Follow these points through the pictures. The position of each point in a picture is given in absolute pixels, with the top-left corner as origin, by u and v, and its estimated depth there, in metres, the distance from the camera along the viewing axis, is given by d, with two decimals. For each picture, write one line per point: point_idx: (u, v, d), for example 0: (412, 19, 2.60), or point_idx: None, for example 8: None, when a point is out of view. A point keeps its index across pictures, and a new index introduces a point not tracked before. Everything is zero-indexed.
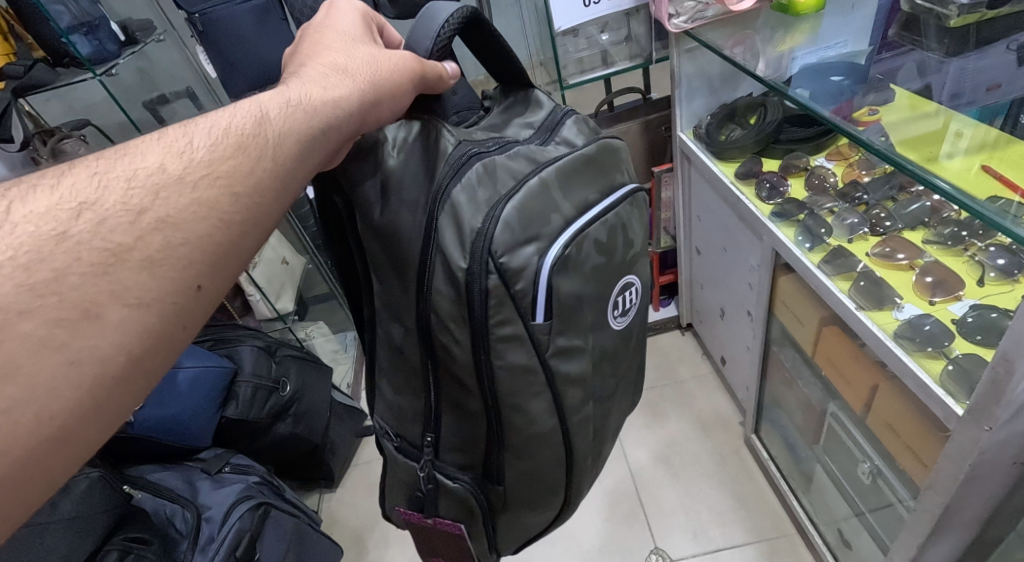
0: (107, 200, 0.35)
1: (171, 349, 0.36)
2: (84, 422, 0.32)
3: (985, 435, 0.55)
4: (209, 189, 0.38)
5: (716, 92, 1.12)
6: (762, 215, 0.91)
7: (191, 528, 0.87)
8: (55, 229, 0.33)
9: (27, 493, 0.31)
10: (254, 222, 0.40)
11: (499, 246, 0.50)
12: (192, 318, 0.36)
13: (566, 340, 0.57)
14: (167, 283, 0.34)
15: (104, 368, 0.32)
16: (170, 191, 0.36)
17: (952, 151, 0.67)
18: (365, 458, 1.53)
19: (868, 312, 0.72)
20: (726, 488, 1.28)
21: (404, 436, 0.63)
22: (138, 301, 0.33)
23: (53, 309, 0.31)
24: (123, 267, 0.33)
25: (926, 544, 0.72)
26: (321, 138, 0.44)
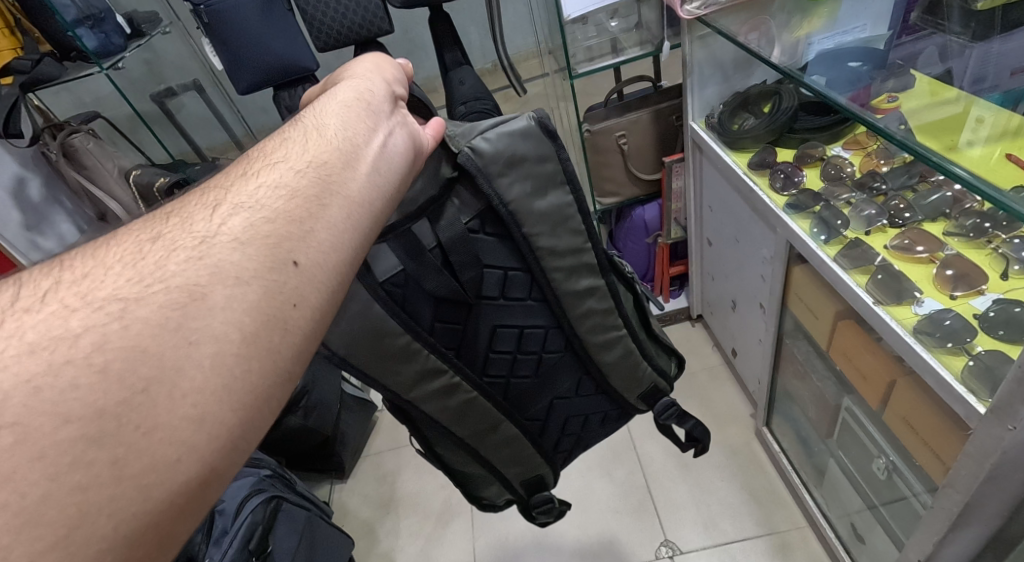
0: (189, 205, 0.41)
1: (287, 328, 0.37)
2: (220, 401, 0.33)
3: (1010, 433, 0.54)
4: (273, 173, 0.43)
5: (729, 80, 1.09)
6: (776, 207, 0.89)
7: (204, 520, 0.86)
8: (149, 235, 0.38)
9: (186, 472, 0.32)
10: (337, 184, 0.44)
11: None
12: (300, 294, 0.39)
13: None
14: (261, 261, 0.38)
15: (221, 346, 0.34)
16: (239, 185, 0.42)
17: (972, 139, 0.64)
18: (376, 448, 1.54)
19: (885, 307, 0.71)
20: (738, 481, 1.27)
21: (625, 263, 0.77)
22: (237, 279, 0.37)
23: (163, 295, 0.34)
24: (215, 249, 0.37)
25: (944, 541, 0.71)
26: (361, 111, 0.50)
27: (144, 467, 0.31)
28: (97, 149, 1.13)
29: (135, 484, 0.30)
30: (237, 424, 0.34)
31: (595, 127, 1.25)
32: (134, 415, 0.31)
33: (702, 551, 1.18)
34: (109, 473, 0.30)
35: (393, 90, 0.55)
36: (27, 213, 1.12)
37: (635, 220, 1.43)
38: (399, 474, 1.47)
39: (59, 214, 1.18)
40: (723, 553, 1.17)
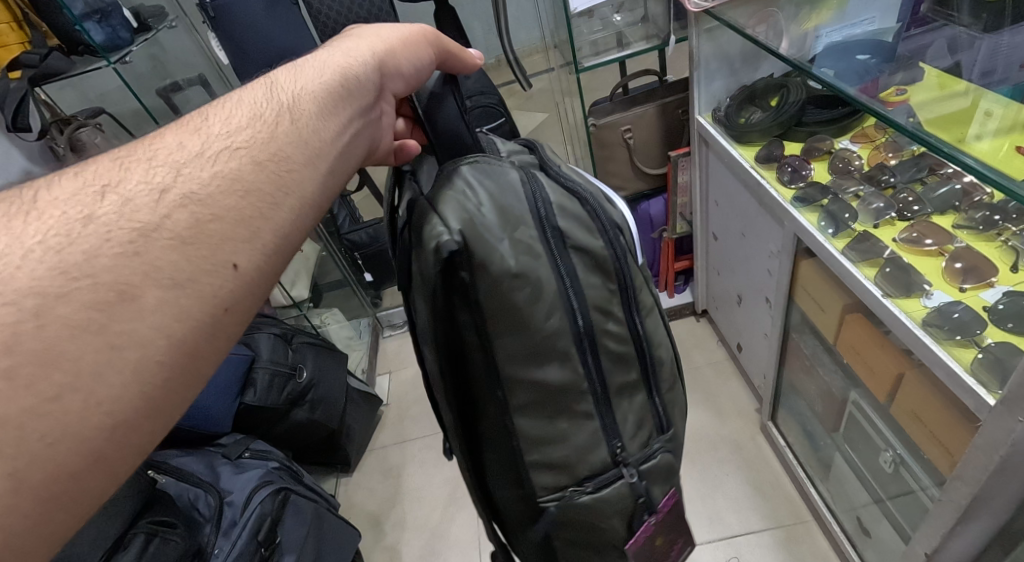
0: (129, 180, 0.35)
1: (216, 334, 0.34)
2: (136, 411, 0.30)
3: (1019, 425, 0.54)
4: (231, 159, 0.38)
5: (736, 73, 1.09)
6: (784, 201, 0.89)
7: (213, 512, 0.88)
8: (80, 212, 0.33)
9: (87, 485, 0.29)
10: (295, 186, 0.40)
11: (604, 216, 0.54)
12: (233, 299, 0.35)
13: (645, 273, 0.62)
14: (200, 263, 0.34)
15: (146, 352, 0.31)
16: (192, 166, 0.37)
17: (981, 132, 0.64)
18: (381, 442, 1.55)
19: (895, 300, 0.70)
20: (743, 475, 1.27)
21: (590, 464, 0.60)
22: (172, 282, 0.32)
23: (88, 292, 0.30)
24: (152, 246, 0.33)
25: (950, 534, 0.72)
26: (338, 98, 0.45)
27: (45, 479, 0.28)
28: (103, 143, 1.14)
29: (34, 496, 0.28)
30: (154, 431, 0.32)
31: (600, 121, 1.25)
32: (39, 425, 0.28)
33: (707, 545, 1.19)
34: (5, 485, 0.27)
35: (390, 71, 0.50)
36: None
37: (640, 215, 1.43)
38: (405, 468, 1.48)
39: None
40: (728, 546, 1.18)
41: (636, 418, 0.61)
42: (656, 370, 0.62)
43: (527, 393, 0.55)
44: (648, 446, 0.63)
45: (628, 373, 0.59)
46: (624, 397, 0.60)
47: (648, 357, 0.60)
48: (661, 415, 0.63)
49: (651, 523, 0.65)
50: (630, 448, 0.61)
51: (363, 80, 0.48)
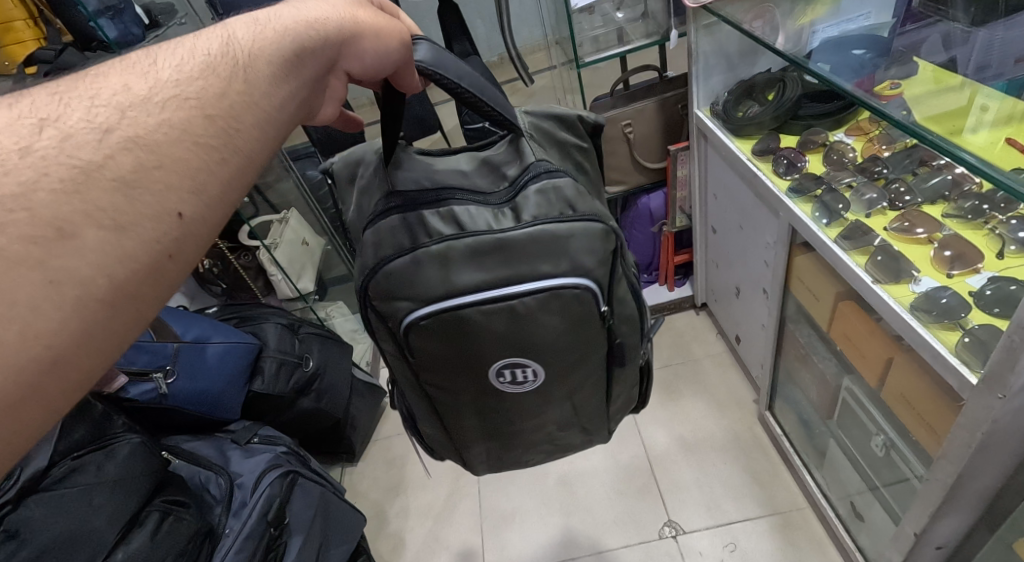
0: (70, 115, 0.33)
1: (160, 281, 0.33)
2: (73, 344, 0.30)
3: (1000, 402, 0.56)
4: (179, 110, 0.35)
5: (733, 69, 1.11)
6: (780, 192, 0.91)
7: (224, 493, 0.91)
8: (16, 143, 0.31)
9: (26, 412, 0.30)
10: (244, 147, 0.37)
11: (376, 287, 0.55)
12: (180, 244, 0.34)
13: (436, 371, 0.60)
14: (143, 207, 0.32)
15: (85, 291, 0.30)
16: (139, 110, 0.34)
17: (978, 123, 0.67)
18: (385, 433, 1.57)
19: (884, 286, 0.73)
20: (740, 463, 1.30)
21: None
22: (113, 224, 0.32)
23: (25, 225, 0.29)
24: (94, 184, 0.32)
25: (938, 513, 0.75)
26: (291, 65, 0.41)
27: None
28: None
29: None
30: (94, 369, 0.32)
31: (601, 116, 1.27)
32: None
33: (705, 531, 1.21)
34: None
35: (360, 41, 0.46)
36: None
37: (640, 208, 1.45)
38: (409, 457, 1.51)
39: None
40: (724, 533, 1.20)
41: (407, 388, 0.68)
42: (408, 388, 0.65)
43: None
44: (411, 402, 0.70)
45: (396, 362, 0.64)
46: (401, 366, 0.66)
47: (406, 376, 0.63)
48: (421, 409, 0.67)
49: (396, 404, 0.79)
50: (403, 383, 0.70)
51: (317, 51, 0.43)
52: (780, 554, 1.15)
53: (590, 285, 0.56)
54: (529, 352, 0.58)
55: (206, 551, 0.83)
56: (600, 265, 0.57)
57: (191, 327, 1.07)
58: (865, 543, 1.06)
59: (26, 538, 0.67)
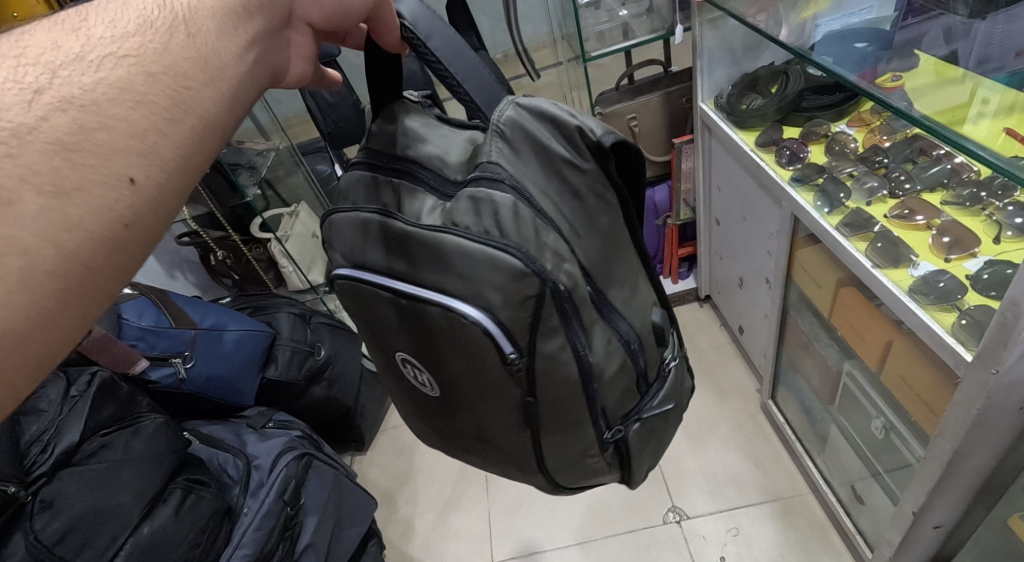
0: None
1: (113, 250, 0.32)
2: (28, 317, 0.30)
3: (993, 377, 0.59)
4: (117, 67, 0.35)
5: (737, 62, 1.14)
6: (781, 180, 0.94)
7: (243, 474, 0.94)
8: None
9: None
10: (195, 108, 0.37)
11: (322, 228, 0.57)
12: (135, 214, 0.33)
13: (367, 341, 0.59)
14: (89, 174, 0.32)
15: (31, 260, 0.29)
16: (71, 69, 0.34)
17: (981, 113, 0.69)
18: (394, 423, 1.60)
19: (884, 271, 0.75)
20: (743, 449, 1.33)
21: None
22: (55, 191, 0.31)
23: None
24: (27, 148, 0.31)
25: (935, 491, 0.77)
26: (236, 17, 0.41)
27: None
28: None
29: None
30: (53, 344, 0.31)
31: (606, 110, 1.29)
32: None
33: (708, 516, 1.24)
34: None
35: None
36: None
37: (645, 202, 1.47)
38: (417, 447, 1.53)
39: None
40: (728, 518, 1.23)
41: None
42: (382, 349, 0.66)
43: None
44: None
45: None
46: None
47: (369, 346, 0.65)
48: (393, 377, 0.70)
49: None
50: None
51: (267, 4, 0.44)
52: (783, 538, 1.17)
53: (487, 326, 0.48)
54: (432, 368, 0.55)
55: (225, 529, 0.86)
56: (508, 307, 0.48)
57: (207, 314, 1.10)
58: (864, 525, 1.09)
59: (59, 509, 0.70)
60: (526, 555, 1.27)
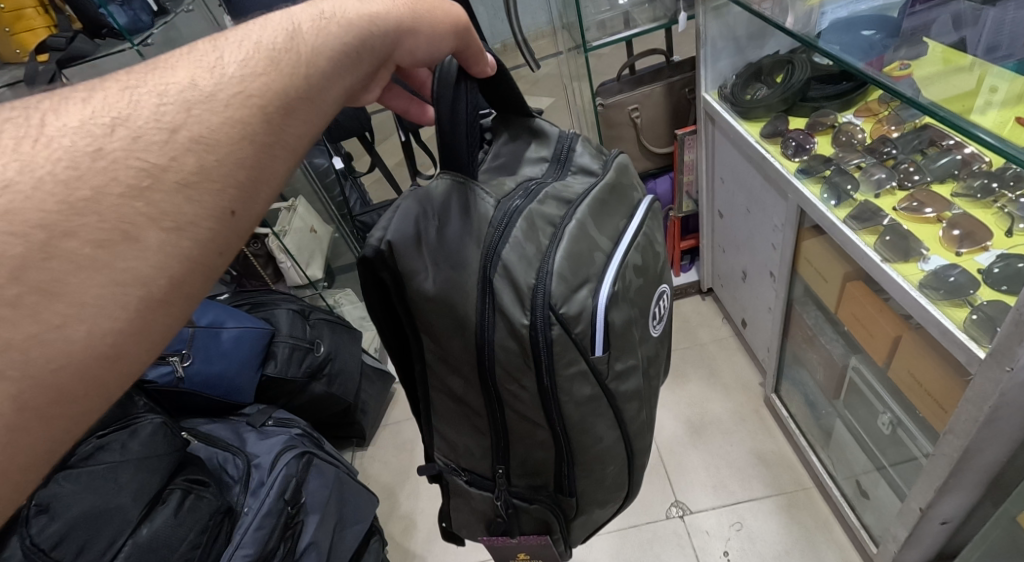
0: (139, 113, 0.29)
1: (211, 278, 0.30)
2: (138, 342, 0.27)
3: (1007, 374, 0.58)
4: (243, 108, 0.32)
5: (742, 51, 1.11)
6: (787, 172, 0.91)
7: (242, 474, 0.93)
8: (92, 146, 0.27)
9: (82, 412, 0.26)
10: (296, 145, 0.34)
11: (557, 296, 0.47)
12: (229, 245, 0.30)
13: (622, 364, 0.54)
14: (204, 207, 0.29)
15: (149, 291, 0.26)
16: (204, 106, 0.31)
17: (987, 103, 0.67)
18: (395, 418, 1.59)
19: (893, 265, 0.73)
20: (746, 444, 1.32)
21: (474, 469, 0.60)
22: (176, 225, 0.28)
23: (93, 229, 0.26)
24: (159, 184, 0.28)
25: (945, 486, 0.77)
26: (350, 61, 0.39)
27: (46, 403, 0.24)
28: None
29: (35, 419, 0.24)
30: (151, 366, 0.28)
31: (608, 101, 1.28)
32: (43, 354, 0.24)
33: (712, 511, 1.23)
34: (6, 407, 0.23)
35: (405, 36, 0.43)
36: None
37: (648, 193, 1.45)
38: (418, 442, 1.53)
39: None
40: (731, 513, 1.22)
41: (533, 467, 0.58)
42: (573, 448, 0.55)
43: (433, 394, 0.54)
44: (537, 493, 0.60)
45: (534, 430, 0.53)
46: (518, 445, 0.55)
47: (567, 434, 0.53)
48: (564, 483, 0.58)
49: (509, 541, 0.65)
50: (514, 482, 0.59)
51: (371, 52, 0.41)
52: (785, 533, 1.17)
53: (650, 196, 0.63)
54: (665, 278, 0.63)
55: (226, 528, 0.85)
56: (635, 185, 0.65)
57: (205, 312, 1.07)
58: (870, 521, 1.08)
59: (56, 512, 0.70)
60: None
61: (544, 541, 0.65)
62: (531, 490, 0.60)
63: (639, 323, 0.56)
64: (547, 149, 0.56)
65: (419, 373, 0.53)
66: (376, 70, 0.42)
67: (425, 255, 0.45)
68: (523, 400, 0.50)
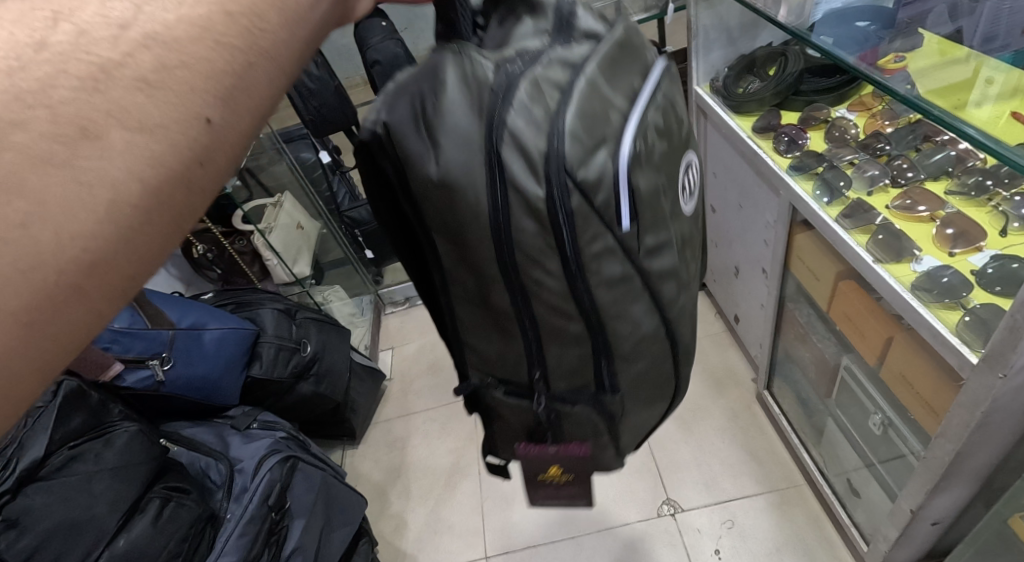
0: (85, 6, 0.27)
1: (191, 188, 0.28)
2: (116, 247, 0.26)
3: (1000, 381, 0.56)
4: (198, 5, 0.29)
5: (734, 43, 1.07)
6: (780, 169, 0.89)
7: (225, 479, 0.91)
8: (21, 58, 0.25)
9: (70, 317, 0.26)
10: (272, 52, 0.31)
11: (573, 160, 0.37)
12: (210, 152, 0.29)
13: (657, 235, 0.44)
14: (171, 108, 0.27)
15: (118, 193, 0.26)
16: (155, 2, 0.28)
17: (983, 95, 0.66)
18: (385, 416, 1.58)
19: (885, 266, 0.71)
20: (738, 441, 1.31)
21: (507, 377, 0.51)
22: (142, 124, 0.26)
23: (50, 125, 0.25)
24: (116, 83, 0.26)
25: (935, 489, 0.76)
26: None
27: (26, 303, 0.24)
28: None
29: (13, 322, 0.24)
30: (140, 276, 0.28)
31: None
32: (12, 251, 0.24)
33: (704, 509, 1.22)
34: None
35: None
36: None
37: None
38: (409, 440, 1.51)
39: None
40: (723, 510, 1.21)
41: (572, 365, 0.48)
42: (611, 339, 0.46)
43: (456, 303, 0.46)
44: (579, 393, 0.51)
45: (568, 325, 0.45)
46: (551, 343, 0.46)
47: (601, 321, 0.45)
48: (607, 378, 0.49)
49: (550, 452, 0.54)
50: (554, 384, 0.50)
51: None
52: (777, 530, 1.16)
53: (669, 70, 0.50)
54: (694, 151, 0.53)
55: (208, 536, 0.83)
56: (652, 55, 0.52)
57: (186, 313, 1.05)
58: (860, 519, 1.08)
59: (25, 526, 0.67)
60: (518, 549, 1.25)
61: (586, 452, 0.53)
62: (572, 391, 0.50)
63: (669, 192, 0.46)
64: (545, 18, 0.42)
65: (438, 284, 0.45)
66: None
67: (424, 135, 0.36)
68: (558, 287, 0.42)
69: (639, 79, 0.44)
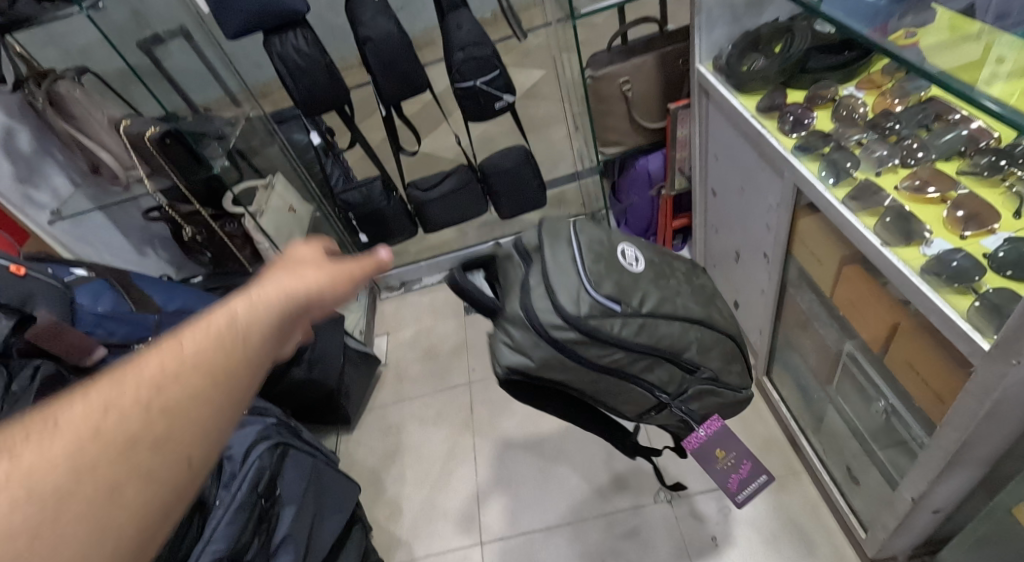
0: (106, 419, 0.38)
1: (161, 514, 0.39)
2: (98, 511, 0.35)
3: (1013, 368, 0.54)
4: (170, 391, 0.41)
5: (738, 20, 1.03)
6: (784, 150, 0.85)
7: (213, 465, 0.89)
8: (87, 426, 0.37)
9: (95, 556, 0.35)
10: (240, 398, 0.45)
11: (567, 314, 0.66)
12: (179, 484, 0.40)
13: (632, 295, 0.71)
14: (161, 496, 0.39)
15: (108, 531, 0.35)
16: (153, 398, 0.40)
17: (994, 75, 0.62)
18: (380, 401, 1.56)
19: (894, 249, 0.68)
20: (736, 428, 1.29)
21: (630, 409, 0.78)
22: (124, 501, 0.37)
23: (76, 502, 0.35)
24: (115, 480, 0.37)
25: (939, 478, 0.74)
26: (275, 330, 0.50)
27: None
28: (82, 96, 1.14)
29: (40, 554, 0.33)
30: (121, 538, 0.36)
31: (598, 73, 1.23)
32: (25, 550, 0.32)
33: (701, 496, 1.21)
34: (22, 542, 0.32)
35: (314, 305, 0.55)
36: (19, 166, 1.18)
37: (639, 170, 1.45)
38: (404, 426, 1.50)
39: (51, 166, 1.23)
40: (719, 497, 1.20)
41: (635, 396, 0.75)
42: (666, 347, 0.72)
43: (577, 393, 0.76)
44: (666, 384, 0.75)
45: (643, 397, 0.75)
46: (639, 380, 0.73)
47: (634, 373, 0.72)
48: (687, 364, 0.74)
49: (701, 435, 0.75)
50: (673, 402, 0.75)
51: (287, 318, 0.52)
52: (774, 517, 1.15)
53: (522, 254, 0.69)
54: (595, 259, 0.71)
55: (196, 524, 0.82)
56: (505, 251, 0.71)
57: (173, 298, 1.02)
58: (859, 506, 1.07)
59: None
60: (512, 535, 1.24)
61: (720, 421, 0.75)
62: (663, 382, 0.74)
63: (625, 272, 0.73)
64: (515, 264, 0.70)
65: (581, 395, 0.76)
66: (286, 326, 0.53)
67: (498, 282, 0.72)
68: (616, 359, 0.70)
69: (569, 247, 0.70)
